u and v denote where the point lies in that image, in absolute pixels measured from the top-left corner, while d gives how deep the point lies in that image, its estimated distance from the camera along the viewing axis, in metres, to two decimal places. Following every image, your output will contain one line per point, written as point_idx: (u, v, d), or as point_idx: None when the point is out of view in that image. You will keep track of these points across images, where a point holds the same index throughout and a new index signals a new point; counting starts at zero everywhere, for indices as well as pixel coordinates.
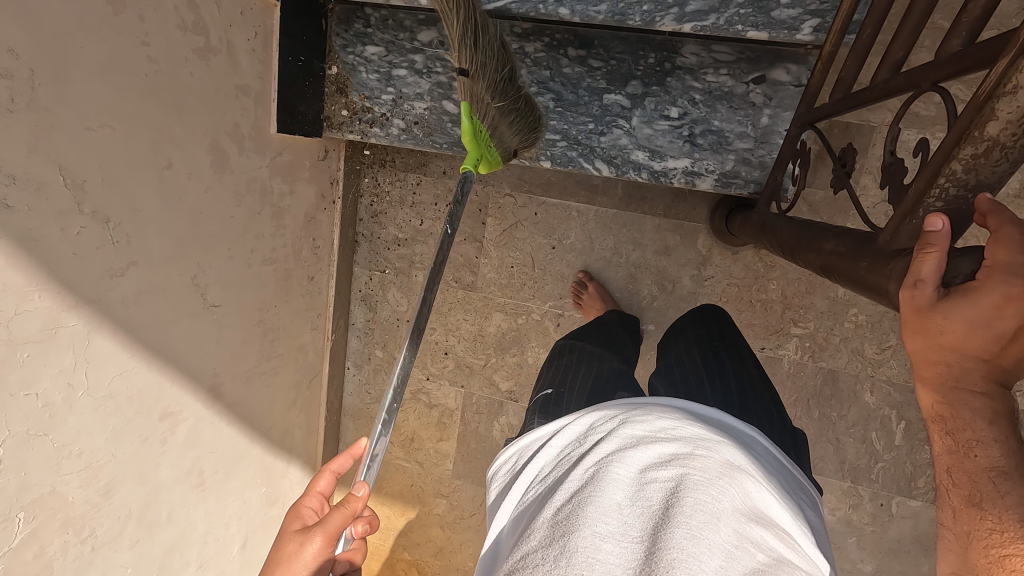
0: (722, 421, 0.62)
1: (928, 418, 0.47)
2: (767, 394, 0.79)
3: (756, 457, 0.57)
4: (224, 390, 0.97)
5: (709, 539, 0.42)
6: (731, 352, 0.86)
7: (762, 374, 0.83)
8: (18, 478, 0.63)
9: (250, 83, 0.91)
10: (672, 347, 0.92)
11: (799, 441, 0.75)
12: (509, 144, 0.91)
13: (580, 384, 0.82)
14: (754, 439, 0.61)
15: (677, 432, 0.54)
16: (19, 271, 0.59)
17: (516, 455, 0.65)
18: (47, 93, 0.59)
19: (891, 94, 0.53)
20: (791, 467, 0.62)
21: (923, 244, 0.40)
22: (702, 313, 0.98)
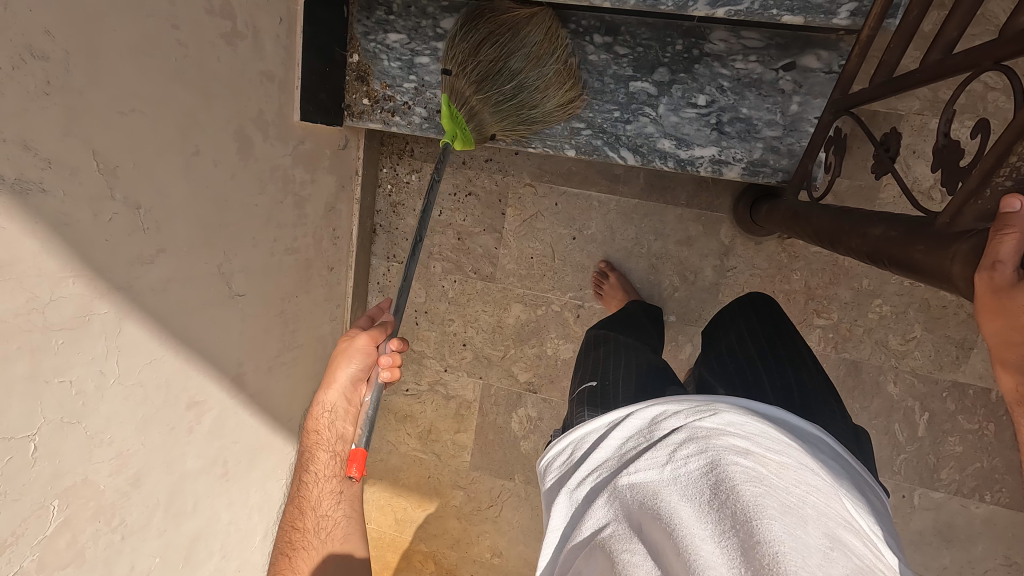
0: (785, 421, 0.62)
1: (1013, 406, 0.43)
2: (828, 391, 0.76)
3: (820, 457, 0.57)
4: (247, 379, 0.97)
5: (808, 536, 0.42)
6: (787, 344, 0.84)
7: (819, 367, 0.80)
8: (53, 466, 0.63)
9: (274, 70, 0.90)
10: (722, 337, 0.91)
11: (861, 440, 0.73)
12: (488, 130, 0.94)
13: (625, 376, 0.81)
14: (814, 438, 0.61)
15: (748, 429, 0.54)
16: (52, 257, 0.58)
17: (571, 446, 0.66)
18: (81, 75, 0.58)
19: (945, 75, 0.52)
20: (857, 466, 0.62)
21: (998, 226, 0.39)
22: (751, 301, 0.94)
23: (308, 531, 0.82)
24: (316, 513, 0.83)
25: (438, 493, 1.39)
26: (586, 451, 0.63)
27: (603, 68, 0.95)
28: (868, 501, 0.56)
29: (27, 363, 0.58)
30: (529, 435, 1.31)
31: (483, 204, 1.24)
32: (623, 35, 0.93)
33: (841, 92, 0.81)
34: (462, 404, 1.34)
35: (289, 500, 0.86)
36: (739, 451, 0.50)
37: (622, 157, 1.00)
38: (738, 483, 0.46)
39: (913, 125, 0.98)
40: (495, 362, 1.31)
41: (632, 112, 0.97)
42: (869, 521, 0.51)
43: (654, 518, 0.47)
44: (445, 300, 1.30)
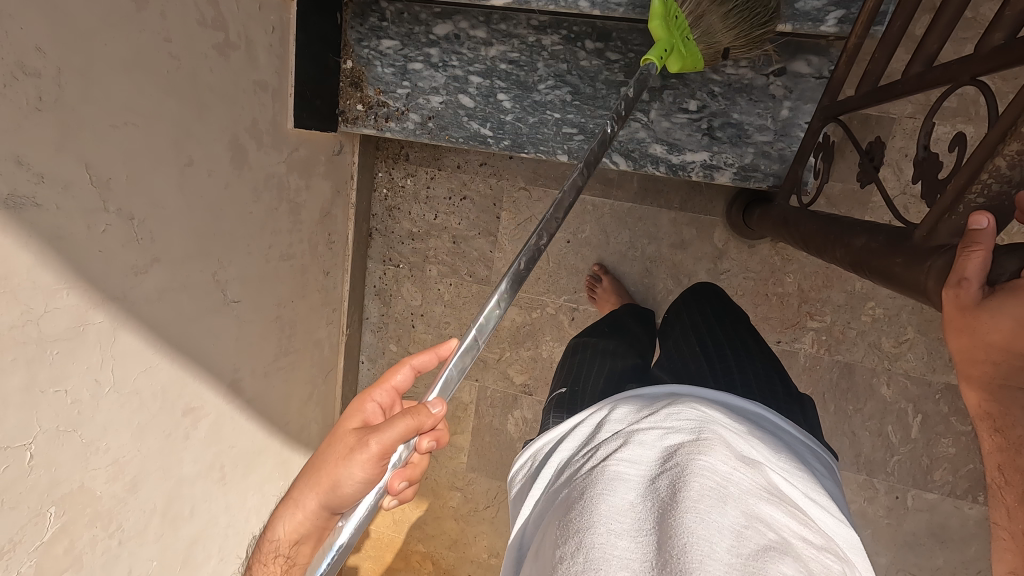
0: (734, 405, 0.62)
1: (974, 415, 0.47)
2: (769, 367, 0.79)
3: (766, 437, 0.57)
4: (243, 384, 0.98)
5: (718, 522, 0.43)
6: (728, 330, 0.86)
7: (761, 347, 0.84)
8: (49, 474, 0.64)
9: (268, 79, 0.91)
10: (671, 330, 0.93)
11: (806, 408, 0.76)
12: (720, 42, 0.76)
13: (594, 382, 0.82)
14: (765, 420, 0.62)
15: (683, 419, 0.54)
16: (47, 269, 0.59)
17: (532, 458, 0.66)
18: (73, 90, 0.59)
19: (926, 87, 0.53)
20: (808, 439, 0.63)
21: (966, 242, 0.40)
22: (695, 291, 0.99)
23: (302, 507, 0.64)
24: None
25: (436, 494, 1.40)
26: (542, 459, 0.64)
27: (595, 74, 0.96)
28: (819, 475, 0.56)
29: (23, 374, 0.59)
30: (525, 437, 1.32)
31: (478, 208, 1.25)
32: (614, 41, 0.93)
33: (829, 99, 0.82)
34: (458, 406, 1.35)
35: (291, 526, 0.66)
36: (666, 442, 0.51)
37: (614, 162, 1.00)
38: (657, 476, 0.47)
39: (905, 128, 0.99)
40: (491, 365, 1.32)
41: (624, 117, 0.97)
42: (809, 496, 0.51)
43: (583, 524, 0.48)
44: (441, 304, 1.31)
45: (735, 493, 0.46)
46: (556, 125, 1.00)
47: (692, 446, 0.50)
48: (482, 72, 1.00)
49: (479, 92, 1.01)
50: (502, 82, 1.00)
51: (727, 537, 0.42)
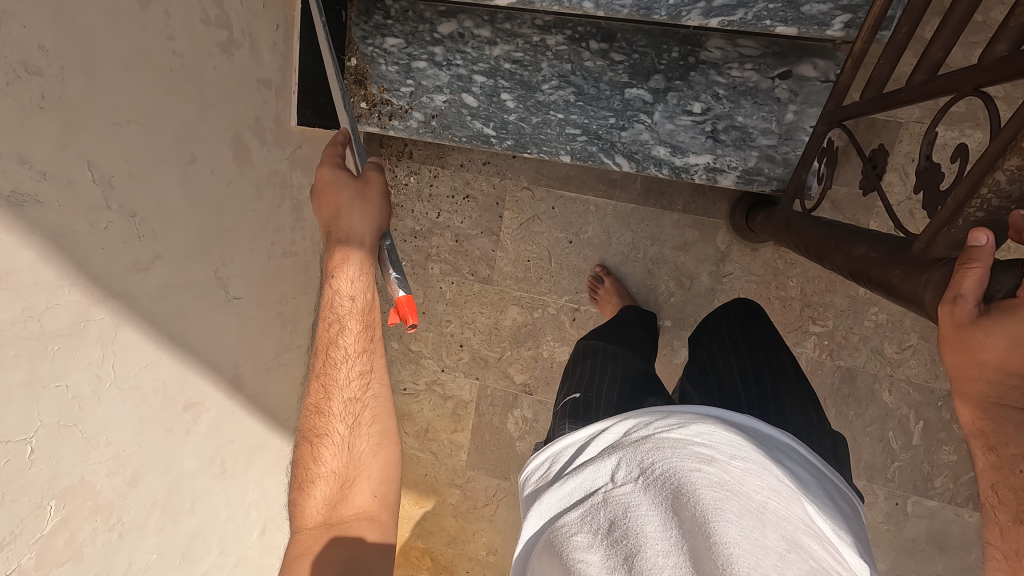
0: (758, 433, 0.61)
1: (969, 434, 0.47)
2: (806, 398, 0.77)
3: (792, 469, 0.57)
4: (244, 380, 0.99)
5: (762, 543, 0.43)
6: (767, 356, 0.83)
7: (799, 373, 0.81)
8: (50, 467, 0.65)
9: (272, 76, 0.92)
10: (704, 345, 0.91)
11: (837, 440, 0.75)
12: None
13: (609, 388, 0.82)
14: (791, 451, 0.61)
15: (715, 440, 0.55)
16: (49, 266, 0.60)
17: (548, 461, 0.66)
18: (76, 88, 0.59)
19: (928, 97, 0.52)
20: (832, 477, 0.62)
21: (964, 258, 0.40)
22: (736, 309, 0.94)
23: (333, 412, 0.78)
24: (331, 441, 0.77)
25: (435, 491, 1.40)
26: (561, 465, 0.63)
27: (598, 75, 0.95)
28: (841, 514, 0.56)
29: (24, 369, 0.59)
30: (525, 436, 1.32)
31: (481, 207, 1.25)
32: (619, 42, 0.92)
33: (835, 103, 0.81)
34: (459, 404, 1.36)
35: (311, 404, 0.79)
36: (702, 461, 0.51)
37: (617, 164, 1.00)
38: (698, 493, 0.48)
39: (912, 133, 0.98)
40: (491, 363, 1.32)
41: (628, 119, 0.97)
42: (836, 530, 0.52)
43: (620, 529, 0.47)
44: (442, 302, 1.31)
45: (773, 519, 0.46)
46: (559, 126, 1.00)
47: (729, 470, 0.51)
48: (486, 72, 0.99)
49: (483, 92, 1.01)
50: (506, 82, 0.99)
51: (772, 556, 0.42)
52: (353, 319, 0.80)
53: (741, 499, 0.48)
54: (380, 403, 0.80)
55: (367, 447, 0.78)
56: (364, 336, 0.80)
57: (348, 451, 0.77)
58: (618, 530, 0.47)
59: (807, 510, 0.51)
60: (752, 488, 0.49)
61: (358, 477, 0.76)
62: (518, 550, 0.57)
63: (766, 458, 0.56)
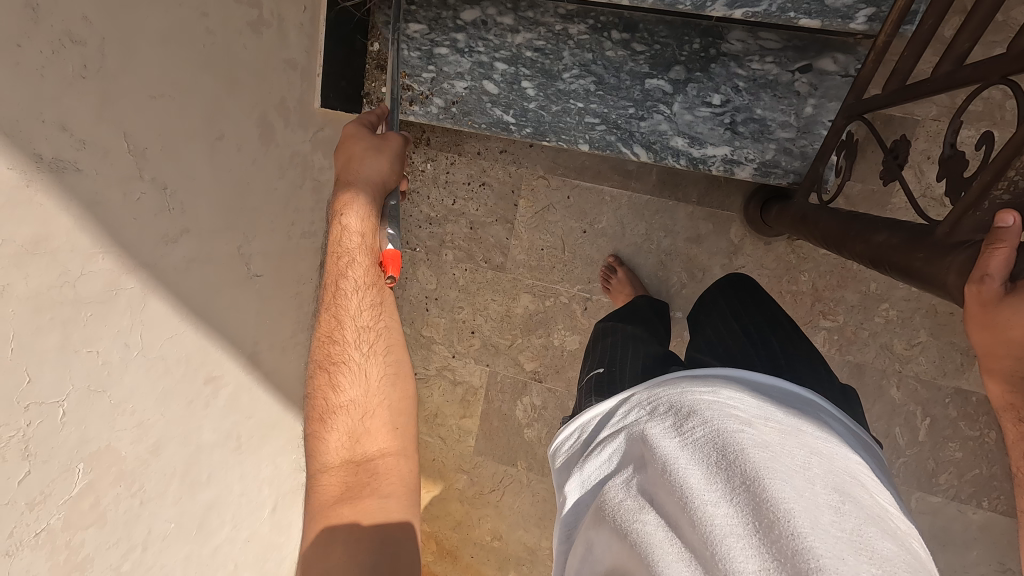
0: (784, 391, 0.61)
1: (999, 410, 0.48)
2: (813, 352, 0.79)
3: (827, 425, 0.58)
4: (262, 357, 1.00)
5: (815, 498, 0.44)
6: (767, 317, 0.85)
7: (795, 325, 0.84)
8: (78, 431, 0.66)
9: (297, 58, 0.93)
10: (706, 322, 0.91)
11: (850, 397, 0.76)
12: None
13: (631, 362, 0.84)
14: (820, 409, 0.61)
15: (745, 403, 0.56)
16: (85, 234, 0.61)
17: (578, 431, 0.69)
18: (114, 59, 0.60)
19: (953, 87, 0.53)
20: (860, 433, 0.62)
21: (991, 239, 0.41)
22: (729, 282, 0.96)
23: (347, 344, 0.80)
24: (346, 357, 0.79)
25: (442, 476, 1.42)
26: (593, 435, 0.66)
27: (619, 64, 0.96)
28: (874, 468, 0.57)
29: (58, 334, 0.61)
30: (533, 423, 1.34)
31: (497, 195, 1.26)
32: (641, 32, 0.94)
33: (855, 97, 0.82)
34: (469, 390, 1.37)
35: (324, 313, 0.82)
36: (737, 421, 0.52)
37: (635, 154, 1.01)
38: (743, 452, 0.48)
39: (928, 130, 0.99)
40: (502, 351, 1.33)
41: (647, 109, 0.98)
42: (878, 480, 0.53)
43: (665, 488, 0.49)
44: (455, 288, 1.32)
45: (818, 476, 0.47)
46: (579, 115, 1.01)
47: (769, 430, 0.52)
48: (508, 59, 1.00)
49: (504, 79, 1.02)
50: (527, 70, 1.00)
51: (827, 512, 0.43)
52: (362, 257, 0.80)
53: (786, 457, 0.48)
54: (393, 334, 0.83)
55: (385, 391, 0.79)
56: (372, 273, 0.81)
57: (367, 378, 0.79)
58: (665, 491, 0.49)
59: (847, 464, 0.52)
60: (792, 447, 0.50)
61: (376, 407, 0.78)
62: (563, 520, 0.60)
63: (799, 415, 0.56)
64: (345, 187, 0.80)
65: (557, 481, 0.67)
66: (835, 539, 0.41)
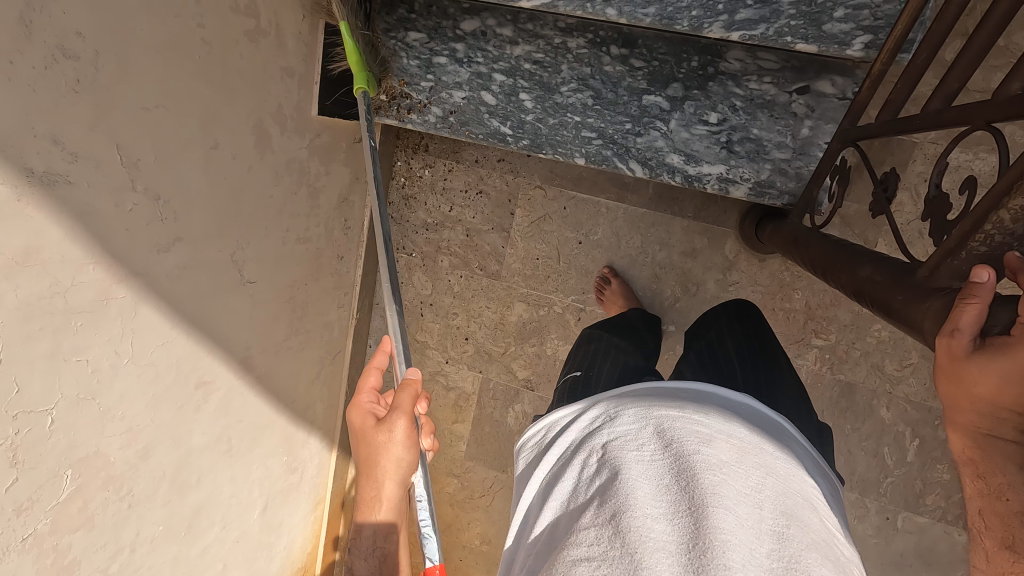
0: (752, 410, 0.61)
1: (959, 459, 0.50)
2: (797, 389, 0.79)
3: (787, 446, 0.58)
4: (255, 361, 1.01)
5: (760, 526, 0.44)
6: (764, 346, 0.86)
7: (786, 361, 0.84)
8: (67, 438, 0.67)
9: (295, 65, 0.93)
10: (703, 335, 0.92)
11: (823, 434, 0.77)
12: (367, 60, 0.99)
13: (608, 369, 0.84)
14: (782, 428, 0.61)
15: (709, 420, 0.55)
16: (76, 245, 0.62)
17: (543, 429, 0.68)
18: (109, 73, 0.61)
19: (942, 126, 0.53)
20: (821, 460, 0.62)
21: (963, 293, 0.41)
22: (736, 305, 0.95)
23: None
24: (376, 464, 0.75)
25: (433, 479, 1.43)
26: (556, 434, 0.66)
27: (617, 79, 0.96)
28: (827, 492, 0.57)
29: (48, 343, 0.61)
30: (524, 430, 1.34)
31: (493, 203, 1.26)
32: (640, 48, 0.94)
33: (850, 122, 0.81)
34: (461, 395, 1.38)
35: None
36: (698, 441, 0.52)
37: (631, 169, 1.01)
38: (697, 475, 0.48)
39: (925, 154, 0.99)
40: (495, 357, 1.34)
41: (644, 125, 0.98)
42: (829, 502, 0.54)
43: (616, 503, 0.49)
44: (450, 294, 1.33)
45: (769, 501, 0.47)
46: (576, 128, 1.01)
47: (729, 448, 0.51)
48: (506, 71, 1.00)
49: (502, 90, 1.02)
50: (525, 82, 1.00)
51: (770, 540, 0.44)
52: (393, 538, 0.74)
53: (738, 478, 0.49)
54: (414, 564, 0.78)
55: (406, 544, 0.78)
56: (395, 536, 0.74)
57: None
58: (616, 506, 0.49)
59: (802, 488, 0.52)
60: (749, 469, 0.50)
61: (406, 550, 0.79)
62: (515, 517, 0.60)
63: (762, 433, 0.57)
64: (380, 472, 0.74)
65: (516, 476, 0.67)
66: None
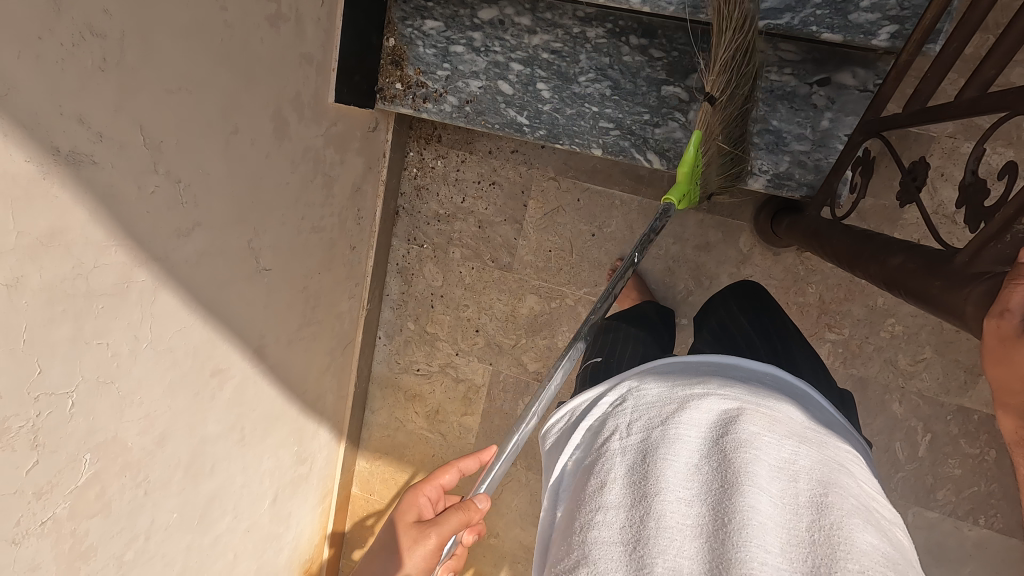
0: (777, 382, 0.61)
1: (1013, 444, 0.45)
2: (816, 363, 0.78)
3: (817, 415, 0.57)
4: (268, 350, 1.00)
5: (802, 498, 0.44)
6: (773, 317, 0.86)
7: (800, 336, 0.83)
8: (86, 422, 0.66)
9: (314, 52, 0.92)
10: (712, 315, 0.92)
11: (846, 402, 0.76)
12: (710, 185, 0.90)
13: (628, 353, 0.84)
14: (810, 398, 0.61)
15: (736, 395, 0.55)
16: (99, 227, 0.61)
17: (565, 414, 0.68)
18: (133, 53, 0.60)
19: (977, 113, 0.53)
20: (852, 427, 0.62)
21: (1013, 274, 0.41)
22: (737, 286, 0.96)
23: None
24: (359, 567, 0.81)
25: None
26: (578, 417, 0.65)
27: (636, 70, 0.95)
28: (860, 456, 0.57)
29: (70, 325, 0.61)
30: (534, 423, 1.34)
31: (506, 194, 1.26)
32: (659, 39, 0.92)
33: (873, 114, 0.81)
34: (471, 388, 1.37)
35: None
36: (727, 417, 0.51)
37: (648, 160, 1.01)
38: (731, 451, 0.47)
39: (943, 148, 0.99)
40: (506, 350, 1.33)
41: (662, 116, 0.97)
42: (867, 464, 0.53)
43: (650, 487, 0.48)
44: (461, 286, 1.32)
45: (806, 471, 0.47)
46: (593, 119, 1.00)
47: (760, 419, 0.51)
48: (524, 60, 1.00)
49: (519, 80, 1.01)
50: (543, 71, 1.00)
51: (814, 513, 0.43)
52: None
53: (772, 450, 0.48)
54: None
55: None
56: None
57: None
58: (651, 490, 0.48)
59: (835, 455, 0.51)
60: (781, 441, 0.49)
61: None
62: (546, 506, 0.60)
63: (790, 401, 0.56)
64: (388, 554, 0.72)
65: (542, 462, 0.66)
66: None
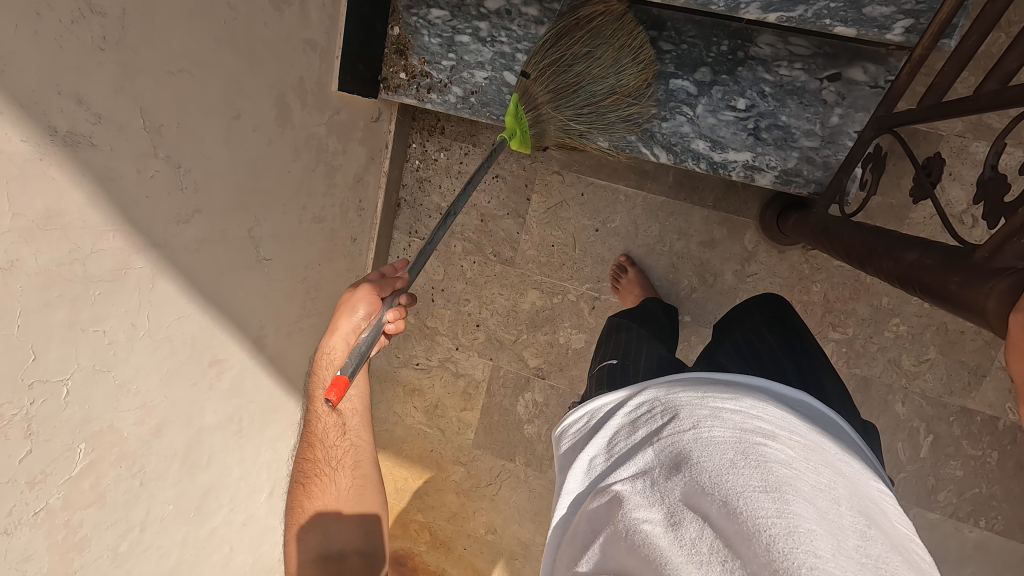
0: (805, 408, 0.60)
1: None
2: (845, 395, 0.76)
3: (845, 446, 0.56)
4: (267, 341, 0.99)
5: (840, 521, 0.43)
6: (802, 340, 0.84)
7: (828, 362, 0.81)
8: (82, 411, 0.65)
9: (317, 38, 0.91)
10: (735, 327, 0.90)
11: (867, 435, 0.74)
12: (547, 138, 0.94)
13: (645, 359, 0.82)
14: (836, 427, 0.60)
15: (771, 416, 0.54)
16: (97, 212, 0.60)
17: (585, 416, 0.67)
18: (135, 32, 0.58)
19: (998, 107, 0.52)
20: (875, 463, 0.61)
21: None
22: (766, 300, 0.94)
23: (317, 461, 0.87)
24: (325, 444, 0.88)
25: (439, 467, 1.42)
26: (601, 420, 0.64)
27: None
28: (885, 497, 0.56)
29: (67, 312, 0.59)
30: (534, 419, 1.33)
31: (510, 187, 1.24)
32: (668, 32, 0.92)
33: (885, 109, 0.81)
34: (471, 382, 1.36)
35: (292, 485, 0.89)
36: (764, 435, 0.51)
37: (654, 155, 0.99)
38: (767, 466, 0.47)
39: (951, 146, 0.98)
40: (506, 345, 1.32)
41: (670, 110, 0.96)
42: (899, 505, 0.52)
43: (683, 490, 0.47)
44: (462, 280, 1.31)
45: (842, 498, 0.46)
46: None
47: (796, 445, 0.50)
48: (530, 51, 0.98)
49: None
50: None
51: (851, 535, 0.42)
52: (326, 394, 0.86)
53: (808, 473, 0.47)
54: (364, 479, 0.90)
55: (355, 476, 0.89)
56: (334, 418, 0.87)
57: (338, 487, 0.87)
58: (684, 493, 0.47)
59: (867, 489, 0.51)
60: (817, 466, 0.49)
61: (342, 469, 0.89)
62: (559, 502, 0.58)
63: (821, 433, 0.56)
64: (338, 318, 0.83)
65: (557, 462, 0.65)
66: (856, 564, 0.40)
